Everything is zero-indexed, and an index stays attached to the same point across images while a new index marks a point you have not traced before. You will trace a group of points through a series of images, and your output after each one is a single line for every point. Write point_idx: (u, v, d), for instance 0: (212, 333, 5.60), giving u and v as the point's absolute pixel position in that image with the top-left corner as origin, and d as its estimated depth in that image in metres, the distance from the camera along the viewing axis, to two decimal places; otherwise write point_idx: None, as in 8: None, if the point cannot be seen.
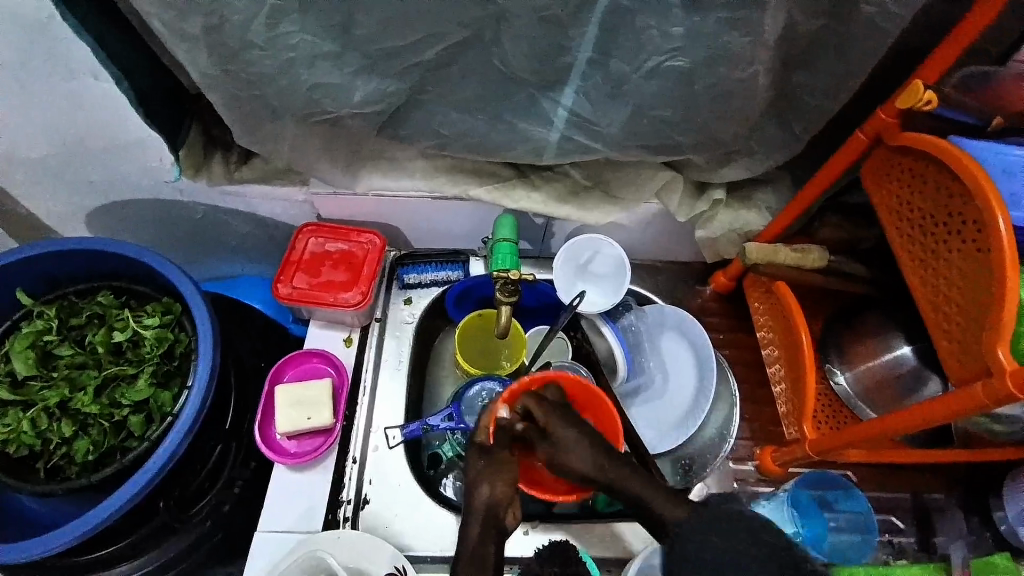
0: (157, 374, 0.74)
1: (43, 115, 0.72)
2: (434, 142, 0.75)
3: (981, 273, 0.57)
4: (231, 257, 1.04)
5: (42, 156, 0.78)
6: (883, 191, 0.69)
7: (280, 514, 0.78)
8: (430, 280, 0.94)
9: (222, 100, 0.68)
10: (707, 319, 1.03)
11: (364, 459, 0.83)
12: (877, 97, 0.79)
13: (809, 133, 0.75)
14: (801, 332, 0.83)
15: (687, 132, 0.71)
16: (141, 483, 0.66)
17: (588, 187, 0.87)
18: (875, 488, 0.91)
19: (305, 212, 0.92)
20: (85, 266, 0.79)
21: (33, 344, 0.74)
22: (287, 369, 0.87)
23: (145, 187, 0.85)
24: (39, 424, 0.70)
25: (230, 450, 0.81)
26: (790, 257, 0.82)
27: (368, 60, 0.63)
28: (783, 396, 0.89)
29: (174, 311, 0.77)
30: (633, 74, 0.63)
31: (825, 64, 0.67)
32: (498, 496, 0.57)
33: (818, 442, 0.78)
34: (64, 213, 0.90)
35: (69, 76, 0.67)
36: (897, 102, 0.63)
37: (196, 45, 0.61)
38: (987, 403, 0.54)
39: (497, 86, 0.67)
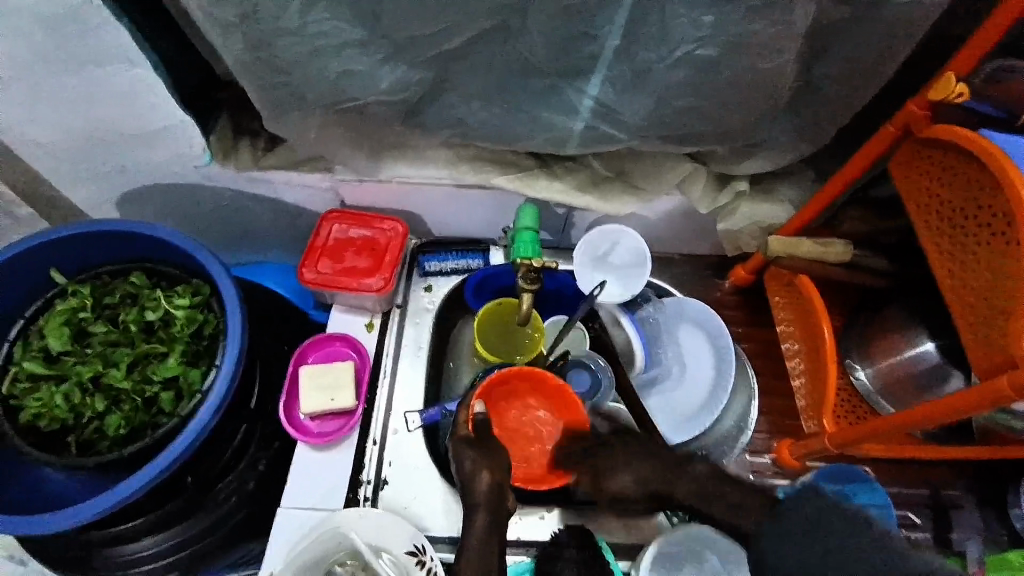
0: (187, 354, 0.77)
1: (79, 100, 0.74)
2: (458, 130, 0.76)
3: (1009, 266, 0.56)
4: (255, 243, 1.07)
5: (77, 141, 0.80)
6: (909, 185, 0.68)
7: (302, 493, 0.80)
8: (451, 268, 0.96)
9: (252, 86, 0.69)
10: (725, 312, 1.03)
11: (384, 442, 0.84)
12: (904, 90, 0.78)
13: (833, 125, 0.74)
14: (823, 326, 0.83)
15: (710, 122, 0.71)
16: (171, 457, 0.68)
17: (610, 178, 0.87)
18: (893, 484, 0.91)
19: (328, 199, 0.94)
20: (118, 248, 0.81)
21: (69, 321, 0.76)
22: (310, 352, 0.88)
23: (175, 172, 0.87)
24: (73, 399, 0.73)
25: (254, 430, 0.83)
26: (814, 250, 0.81)
27: (395, 48, 0.64)
28: (801, 390, 0.89)
29: (204, 293, 0.79)
30: (658, 64, 0.63)
31: (852, 55, 0.67)
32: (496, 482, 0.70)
33: (836, 435, 0.77)
34: (95, 198, 0.93)
35: (105, 63, 0.69)
36: (929, 94, 0.62)
37: (228, 32, 0.62)
38: (1011, 396, 0.54)
39: (521, 75, 0.68)
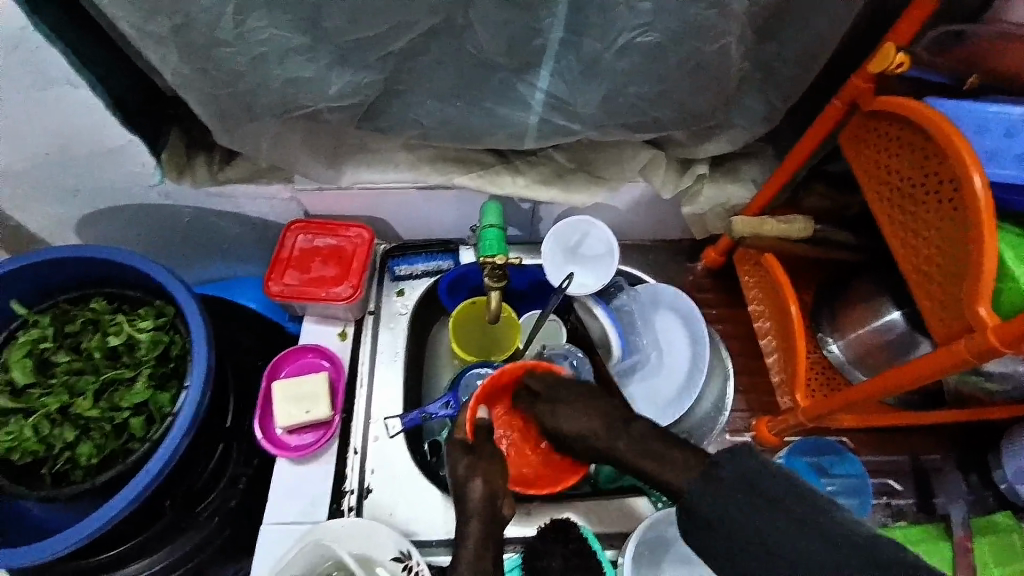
0: (155, 377, 0.76)
1: (25, 127, 0.72)
2: (415, 132, 0.75)
3: (959, 232, 0.57)
4: (226, 259, 1.05)
5: (25, 169, 0.79)
6: (862, 157, 0.69)
7: (285, 506, 0.79)
8: (421, 271, 0.95)
9: (199, 100, 0.68)
10: (699, 295, 1.03)
11: (366, 450, 0.84)
12: (855, 63, 0.79)
13: (786, 102, 0.75)
14: (793, 305, 0.84)
15: (664, 108, 0.71)
16: (139, 485, 0.67)
17: (572, 169, 0.87)
18: (875, 454, 0.92)
19: (292, 210, 0.93)
20: (77, 274, 0.79)
21: (31, 352, 0.75)
22: (285, 364, 0.87)
23: (131, 193, 0.86)
24: (42, 431, 0.71)
25: (233, 448, 0.82)
26: (777, 229, 0.82)
27: (339, 52, 0.63)
28: (776, 366, 0.89)
29: (168, 314, 0.78)
30: (605, 52, 0.63)
31: (796, 32, 0.67)
32: (492, 489, 0.67)
33: (811, 408, 0.78)
34: (54, 223, 0.91)
35: (46, 87, 0.68)
36: (871, 66, 0.63)
37: (167, 46, 0.61)
38: (970, 359, 0.55)
39: (471, 71, 0.67)
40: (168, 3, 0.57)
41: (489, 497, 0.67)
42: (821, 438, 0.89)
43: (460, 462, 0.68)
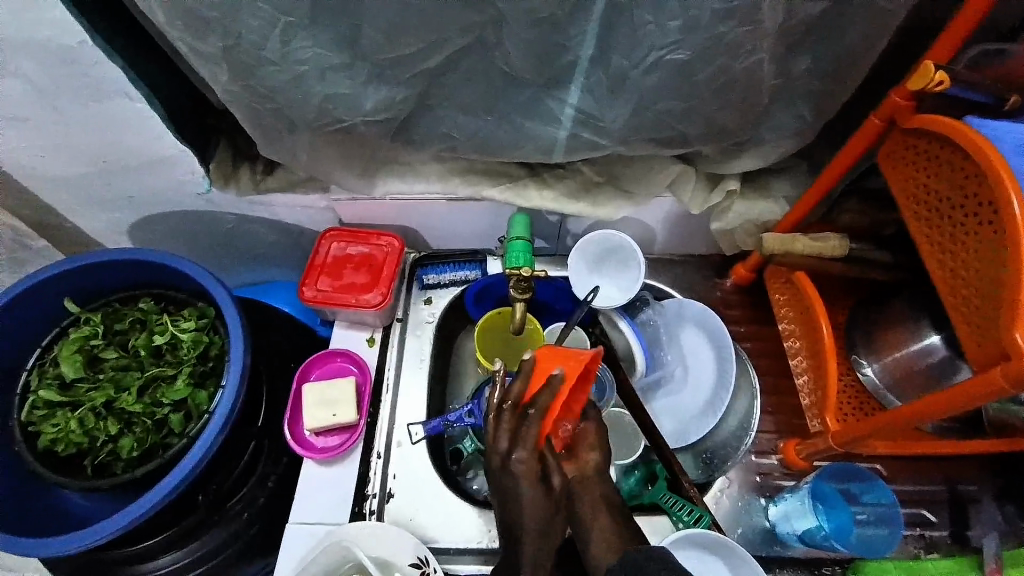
0: (194, 375, 0.79)
1: (85, 137, 0.78)
2: (446, 145, 0.77)
3: (997, 254, 0.55)
4: (263, 264, 1.10)
5: (83, 175, 0.84)
6: (898, 176, 0.67)
7: (309, 507, 0.81)
8: (449, 280, 0.97)
9: (242, 114, 0.71)
10: (727, 311, 1.02)
11: (388, 455, 0.85)
12: (894, 81, 0.77)
13: (819, 119, 0.74)
14: (822, 323, 0.82)
15: (693, 124, 0.71)
16: (177, 478, 0.70)
17: (601, 183, 0.87)
18: (909, 482, 0.89)
19: (326, 218, 0.96)
20: (126, 276, 0.84)
21: (80, 349, 0.79)
22: (314, 369, 0.90)
23: (178, 200, 0.90)
24: (87, 423, 0.75)
25: (264, 446, 0.85)
26: (809, 246, 0.80)
27: (376, 70, 0.65)
28: (806, 388, 0.87)
29: (209, 316, 0.82)
30: (633, 69, 0.64)
31: (830, 49, 0.66)
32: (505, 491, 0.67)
33: (841, 433, 0.76)
34: (106, 226, 0.97)
35: (104, 100, 0.72)
36: (909, 84, 0.62)
37: (215, 64, 0.65)
38: (1005, 387, 0.53)
39: (501, 87, 0.69)
40: (218, 23, 0.60)
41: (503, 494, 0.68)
42: (847, 463, 0.85)
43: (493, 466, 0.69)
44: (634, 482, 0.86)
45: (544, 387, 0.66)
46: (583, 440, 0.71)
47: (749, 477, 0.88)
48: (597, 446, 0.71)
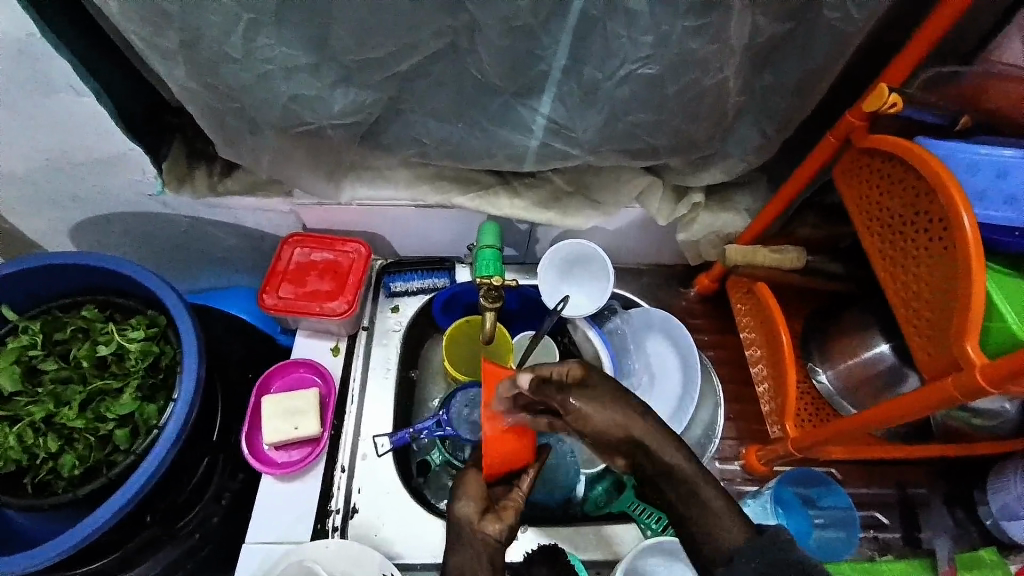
0: (143, 388, 0.75)
1: (25, 132, 0.72)
2: (416, 150, 0.76)
3: (946, 270, 0.59)
4: (221, 269, 1.05)
5: (23, 173, 0.79)
6: (854, 193, 0.70)
7: (268, 524, 0.78)
8: (417, 288, 0.95)
9: (202, 112, 0.68)
10: (692, 320, 1.04)
11: (353, 468, 0.83)
12: (849, 101, 0.81)
13: (780, 136, 0.76)
14: (782, 331, 0.85)
15: (661, 136, 0.72)
16: (124, 499, 0.66)
17: (570, 193, 0.88)
18: (862, 485, 0.92)
19: (290, 222, 0.93)
20: (71, 282, 0.79)
21: (18, 359, 0.74)
22: (273, 380, 0.87)
23: (129, 201, 0.86)
24: (26, 439, 0.70)
25: (218, 462, 0.81)
26: (770, 258, 0.84)
27: (344, 72, 0.64)
28: (766, 396, 0.90)
29: (159, 325, 0.77)
30: (605, 81, 0.64)
31: (791, 69, 0.69)
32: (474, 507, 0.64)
33: (800, 438, 0.78)
34: (48, 228, 0.91)
35: (47, 92, 0.68)
36: (863, 107, 0.65)
37: (173, 60, 0.62)
38: (958, 397, 0.56)
39: (474, 94, 0.68)
40: (178, 18, 0.57)
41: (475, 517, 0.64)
42: (808, 468, 0.88)
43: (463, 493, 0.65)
44: (601, 490, 0.89)
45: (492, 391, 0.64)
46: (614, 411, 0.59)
47: None
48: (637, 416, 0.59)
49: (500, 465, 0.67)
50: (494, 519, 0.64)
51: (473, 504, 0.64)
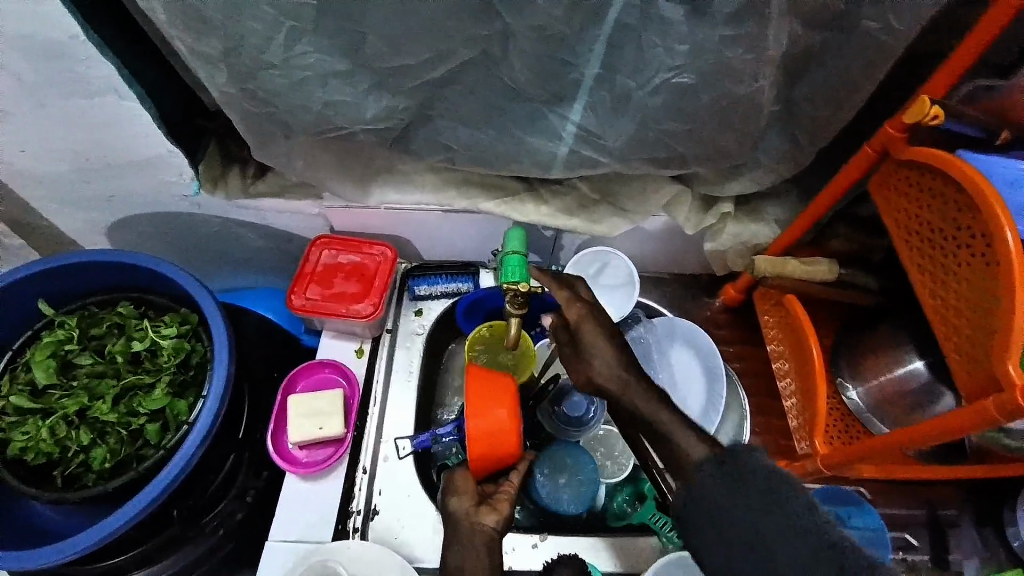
0: (173, 384, 0.76)
1: (69, 133, 0.75)
2: (444, 156, 0.76)
3: (988, 287, 0.57)
4: (249, 269, 1.07)
5: (65, 172, 0.81)
6: (890, 205, 0.69)
7: (290, 524, 0.79)
8: (440, 292, 0.96)
9: (238, 116, 0.70)
10: (716, 331, 1.03)
11: (374, 470, 0.83)
12: (885, 112, 0.79)
13: (812, 147, 0.75)
14: (811, 343, 0.83)
15: (692, 145, 0.71)
16: (156, 490, 0.68)
17: (596, 200, 0.87)
18: (889, 506, 0.90)
19: (317, 225, 0.94)
20: (105, 279, 0.81)
21: (54, 354, 0.75)
22: (298, 381, 0.87)
23: (165, 201, 0.88)
24: (59, 433, 0.72)
25: (243, 459, 0.82)
26: (800, 270, 0.82)
27: (378, 78, 0.65)
28: (793, 410, 0.88)
29: (192, 322, 0.79)
30: (637, 90, 0.64)
31: (828, 79, 0.67)
32: (468, 497, 0.68)
33: (830, 456, 0.77)
34: (85, 226, 0.93)
35: (91, 95, 0.70)
36: (904, 117, 0.63)
37: (213, 65, 0.63)
38: (998, 418, 0.54)
39: (504, 101, 0.68)
40: (220, 25, 0.59)
41: (469, 508, 0.67)
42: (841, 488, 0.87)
43: (455, 480, 0.69)
44: (623, 500, 0.89)
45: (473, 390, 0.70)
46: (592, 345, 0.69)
47: None
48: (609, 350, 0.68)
49: (488, 463, 0.70)
50: (488, 510, 0.67)
51: (467, 497, 0.68)
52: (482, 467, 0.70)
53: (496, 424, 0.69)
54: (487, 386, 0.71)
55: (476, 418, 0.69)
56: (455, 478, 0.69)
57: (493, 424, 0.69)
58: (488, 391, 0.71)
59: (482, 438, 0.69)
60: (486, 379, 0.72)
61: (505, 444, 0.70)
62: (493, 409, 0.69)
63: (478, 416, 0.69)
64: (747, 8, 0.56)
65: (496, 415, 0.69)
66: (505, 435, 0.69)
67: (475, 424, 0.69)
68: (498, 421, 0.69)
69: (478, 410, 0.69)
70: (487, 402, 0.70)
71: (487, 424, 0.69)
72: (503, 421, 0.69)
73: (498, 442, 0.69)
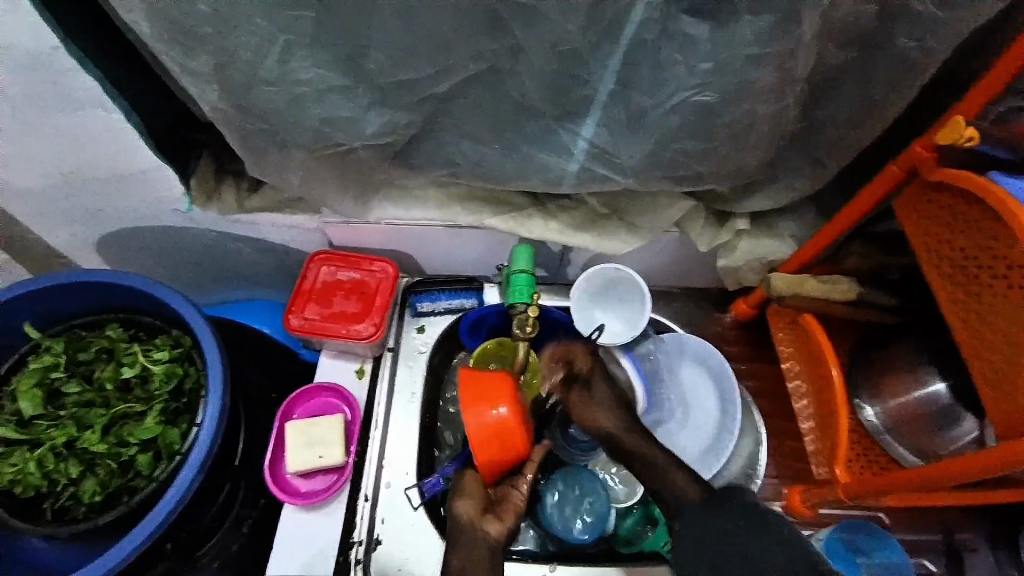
0: (166, 412, 0.73)
1: (54, 148, 0.71)
2: (449, 171, 0.73)
3: None
4: (245, 283, 1.03)
5: (51, 188, 0.78)
6: (917, 223, 0.66)
7: (290, 557, 0.76)
8: (443, 308, 0.92)
9: (232, 133, 0.66)
10: (727, 347, 1.00)
11: (377, 498, 0.80)
12: (908, 126, 0.76)
13: (834, 165, 0.72)
14: (832, 366, 0.80)
15: (710, 164, 0.68)
16: (154, 523, 0.65)
17: (606, 215, 0.84)
18: (906, 530, 0.87)
19: (316, 239, 0.91)
20: (95, 300, 0.78)
21: (40, 382, 0.72)
22: (296, 406, 0.84)
23: (156, 216, 0.84)
24: (46, 465, 0.68)
25: (240, 488, 0.79)
26: (819, 290, 0.79)
27: (380, 93, 0.61)
28: (811, 433, 0.85)
29: (184, 345, 0.76)
30: (653, 108, 0.61)
31: (854, 95, 0.64)
32: (475, 508, 0.70)
33: (852, 486, 0.75)
34: (73, 240, 0.89)
35: (77, 108, 0.66)
36: (936, 137, 0.61)
37: (204, 81, 0.59)
38: None
39: (512, 117, 0.65)
40: (211, 40, 0.55)
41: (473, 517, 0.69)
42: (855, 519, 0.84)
43: (463, 485, 0.72)
44: (633, 523, 0.85)
45: (472, 395, 0.69)
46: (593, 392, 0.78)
47: None
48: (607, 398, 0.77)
49: (495, 462, 0.71)
50: (492, 519, 0.69)
51: (473, 505, 0.70)
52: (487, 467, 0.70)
53: (498, 426, 0.68)
54: (485, 387, 0.70)
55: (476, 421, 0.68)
56: (462, 484, 0.72)
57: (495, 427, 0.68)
58: (486, 393, 0.69)
59: (483, 442, 0.69)
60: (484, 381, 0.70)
61: (510, 442, 0.69)
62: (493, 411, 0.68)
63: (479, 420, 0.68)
64: (773, 23, 0.53)
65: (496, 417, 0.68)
66: (509, 436, 0.69)
67: (477, 428, 0.68)
68: (500, 423, 0.69)
69: (477, 414, 0.68)
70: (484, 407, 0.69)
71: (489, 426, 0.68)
72: (501, 423, 0.68)
73: (502, 445, 0.69)
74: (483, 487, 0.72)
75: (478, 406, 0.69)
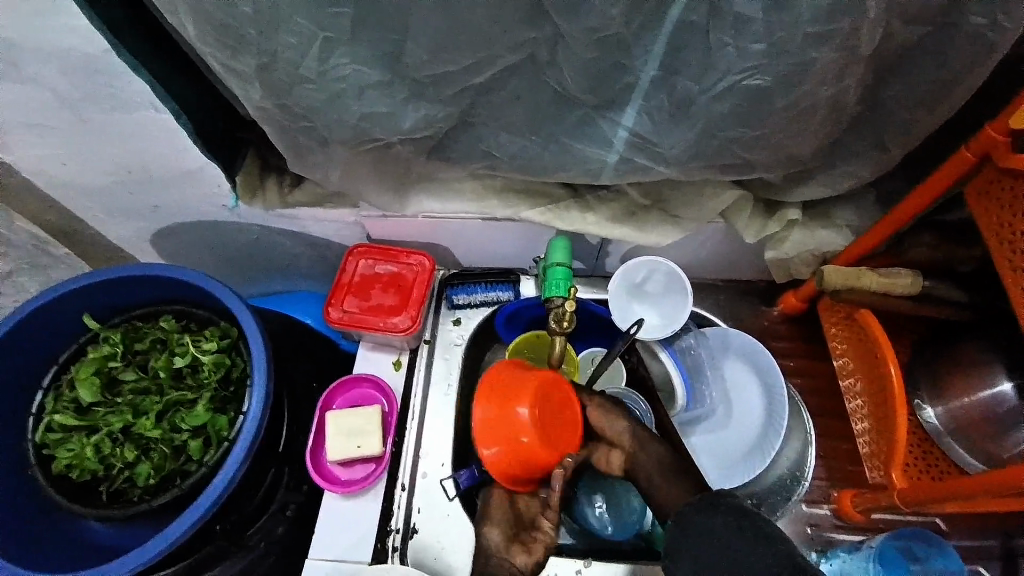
0: (215, 400, 0.75)
1: (107, 147, 0.74)
2: (486, 163, 0.72)
3: None
4: (288, 275, 1.05)
5: (108, 185, 0.81)
6: (992, 220, 0.61)
7: (330, 543, 0.77)
8: (479, 301, 0.92)
9: (272, 130, 0.67)
10: (774, 343, 0.96)
11: (413, 487, 0.81)
12: (986, 107, 0.70)
13: (899, 150, 0.67)
14: (890, 365, 0.75)
15: (759, 152, 0.64)
16: (201, 508, 0.67)
17: (646, 206, 0.81)
18: (969, 540, 0.82)
19: (355, 233, 0.92)
20: (147, 293, 0.81)
21: (98, 371, 0.76)
22: (336, 396, 0.85)
23: (204, 211, 0.87)
24: (103, 450, 0.72)
25: (284, 474, 0.81)
26: (877, 282, 0.74)
27: (418, 88, 0.60)
28: (865, 436, 0.81)
29: (232, 336, 0.78)
30: (701, 94, 0.58)
31: (924, 75, 0.59)
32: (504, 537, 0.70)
33: (910, 493, 0.70)
34: (129, 234, 0.93)
35: (129, 109, 0.68)
36: (1010, 120, 0.55)
37: (246, 81, 0.60)
38: None
39: (552, 108, 0.63)
40: (252, 39, 0.56)
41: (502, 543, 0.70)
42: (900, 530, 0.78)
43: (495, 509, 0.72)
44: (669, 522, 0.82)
45: (488, 391, 0.69)
46: (610, 420, 0.72)
47: (799, 528, 0.83)
48: (625, 423, 0.71)
49: (516, 467, 0.67)
50: (520, 550, 0.70)
51: (501, 533, 0.70)
52: (507, 472, 0.68)
53: (509, 427, 0.66)
54: (502, 383, 0.68)
55: (489, 420, 0.67)
56: (491, 508, 0.72)
57: (507, 427, 0.66)
58: (503, 392, 0.68)
59: (496, 441, 0.67)
60: (503, 378, 0.69)
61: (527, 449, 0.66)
62: (507, 411, 0.66)
63: (491, 416, 0.67)
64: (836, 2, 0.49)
65: (508, 417, 0.66)
66: (524, 440, 0.65)
67: (489, 425, 0.67)
68: (515, 423, 0.66)
69: (490, 409, 0.67)
70: (495, 405, 0.67)
71: (502, 425, 0.66)
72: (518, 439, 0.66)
73: (516, 450, 0.66)
74: (509, 509, 0.72)
75: (493, 401, 0.68)
